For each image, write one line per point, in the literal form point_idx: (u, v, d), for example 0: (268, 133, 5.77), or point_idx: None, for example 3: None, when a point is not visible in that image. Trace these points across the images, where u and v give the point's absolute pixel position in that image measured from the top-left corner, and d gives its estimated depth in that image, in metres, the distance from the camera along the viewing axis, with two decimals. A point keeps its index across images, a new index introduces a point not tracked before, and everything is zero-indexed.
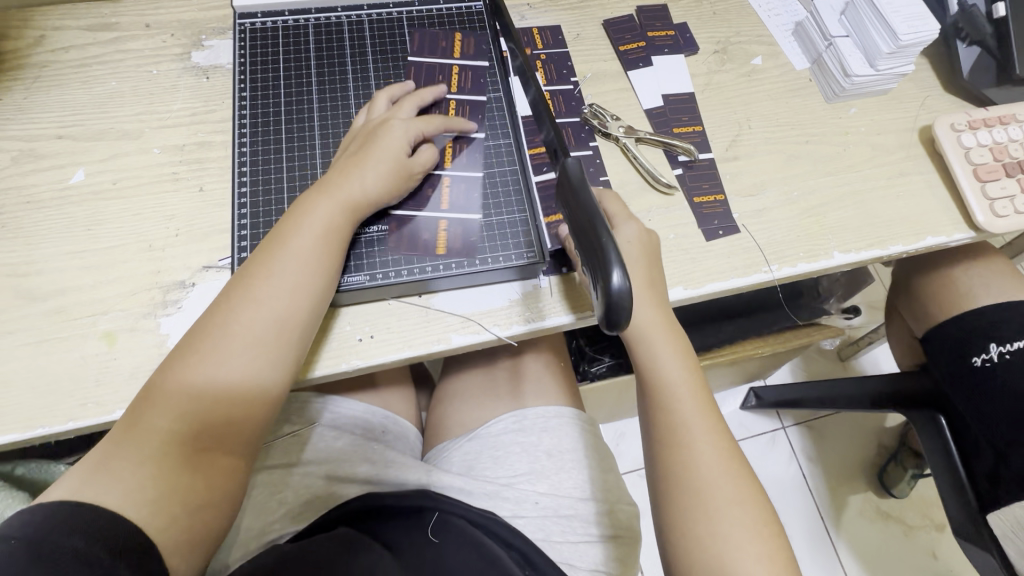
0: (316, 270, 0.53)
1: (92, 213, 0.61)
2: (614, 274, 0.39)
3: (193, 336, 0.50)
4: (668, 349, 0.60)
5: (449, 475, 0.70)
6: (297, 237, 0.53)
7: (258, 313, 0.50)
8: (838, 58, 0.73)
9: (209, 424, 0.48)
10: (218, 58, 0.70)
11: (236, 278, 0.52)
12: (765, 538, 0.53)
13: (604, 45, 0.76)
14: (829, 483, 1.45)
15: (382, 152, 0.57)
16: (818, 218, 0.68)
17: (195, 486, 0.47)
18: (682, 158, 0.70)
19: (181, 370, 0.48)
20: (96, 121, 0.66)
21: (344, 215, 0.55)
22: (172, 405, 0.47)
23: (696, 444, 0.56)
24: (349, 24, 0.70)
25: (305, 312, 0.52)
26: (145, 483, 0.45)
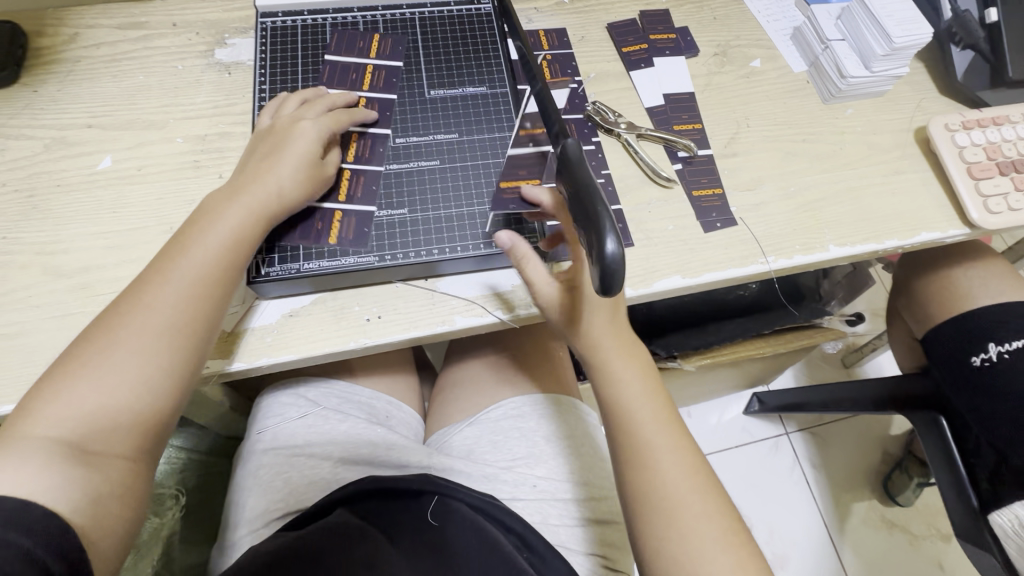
0: (219, 272, 0.53)
1: (117, 197, 0.65)
2: (610, 241, 0.42)
3: (80, 345, 0.48)
4: (625, 360, 0.60)
5: (451, 459, 0.72)
6: (200, 237, 0.53)
7: (154, 316, 0.49)
8: (834, 60, 0.75)
9: (102, 425, 0.46)
10: (240, 55, 0.74)
11: (131, 287, 0.51)
12: (734, 542, 0.52)
13: (607, 47, 0.79)
14: (833, 490, 1.44)
15: (291, 157, 0.58)
16: (814, 213, 0.70)
17: (97, 482, 0.44)
18: (681, 154, 0.72)
19: (71, 376, 0.46)
20: (124, 112, 0.70)
21: (252, 217, 0.55)
22: (59, 411, 0.45)
23: (660, 458, 0.55)
24: (363, 22, 0.74)
25: (208, 309, 0.51)
26: (36, 479, 0.42)
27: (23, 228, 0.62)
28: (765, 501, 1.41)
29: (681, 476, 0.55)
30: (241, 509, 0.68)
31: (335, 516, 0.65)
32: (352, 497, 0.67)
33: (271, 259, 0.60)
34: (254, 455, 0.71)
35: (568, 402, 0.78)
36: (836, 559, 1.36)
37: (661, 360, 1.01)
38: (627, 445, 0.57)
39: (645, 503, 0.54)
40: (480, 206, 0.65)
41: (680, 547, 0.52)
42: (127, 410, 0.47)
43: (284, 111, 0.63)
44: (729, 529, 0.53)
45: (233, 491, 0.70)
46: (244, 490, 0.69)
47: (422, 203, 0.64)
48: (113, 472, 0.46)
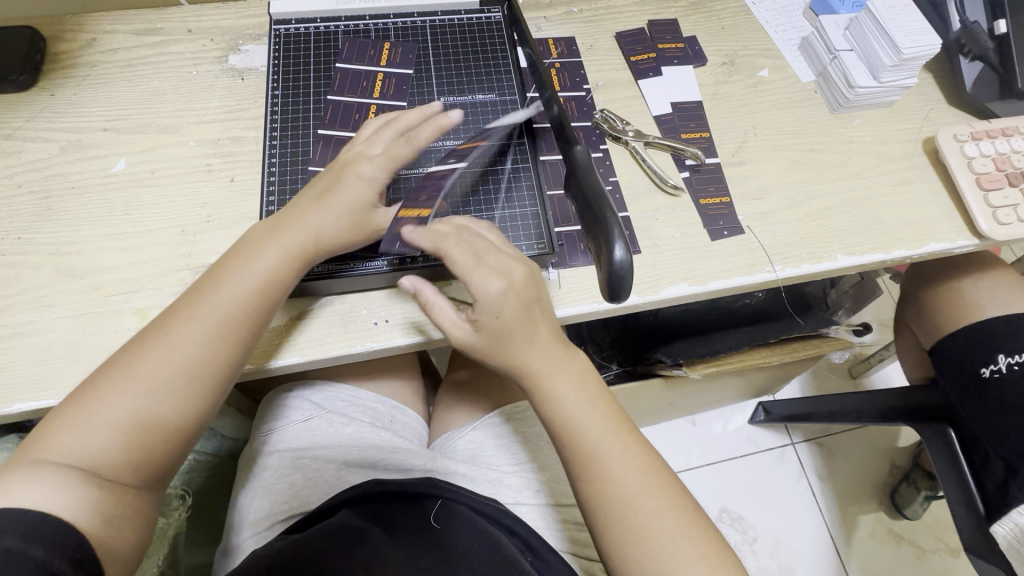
0: (247, 312, 0.53)
1: (131, 200, 0.66)
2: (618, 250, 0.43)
3: (105, 370, 0.50)
4: (564, 373, 0.57)
5: (454, 462, 0.72)
6: (229, 278, 0.53)
7: (176, 352, 0.50)
8: (842, 70, 0.75)
9: (118, 452, 0.48)
10: (253, 61, 0.75)
11: (161, 316, 0.52)
12: (696, 535, 0.53)
13: (616, 56, 0.80)
14: (840, 502, 1.42)
15: (338, 205, 0.56)
16: (821, 222, 0.70)
17: (109, 502, 0.47)
18: (689, 162, 0.72)
19: (91, 401, 0.48)
20: (138, 116, 0.71)
21: (289, 260, 0.54)
22: (78, 435, 0.47)
23: (616, 467, 0.55)
24: (375, 30, 0.75)
25: (225, 351, 0.52)
26: (53, 498, 0.45)
27: (38, 229, 0.63)
28: (771, 512, 1.40)
29: (636, 483, 0.54)
30: (243, 512, 0.68)
31: (337, 517, 0.65)
32: (353, 499, 0.67)
33: None
34: (259, 456, 0.72)
35: (522, 406, 0.76)
36: (842, 573, 1.34)
37: (667, 368, 1.00)
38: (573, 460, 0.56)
39: (607, 515, 0.54)
40: (488, 211, 0.65)
41: (647, 557, 0.52)
42: (141, 440, 0.49)
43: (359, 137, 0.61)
44: (690, 521, 0.54)
45: (237, 490, 0.71)
46: (248, 492, 0.69)
47: None
48: (124, 492, 0.48)
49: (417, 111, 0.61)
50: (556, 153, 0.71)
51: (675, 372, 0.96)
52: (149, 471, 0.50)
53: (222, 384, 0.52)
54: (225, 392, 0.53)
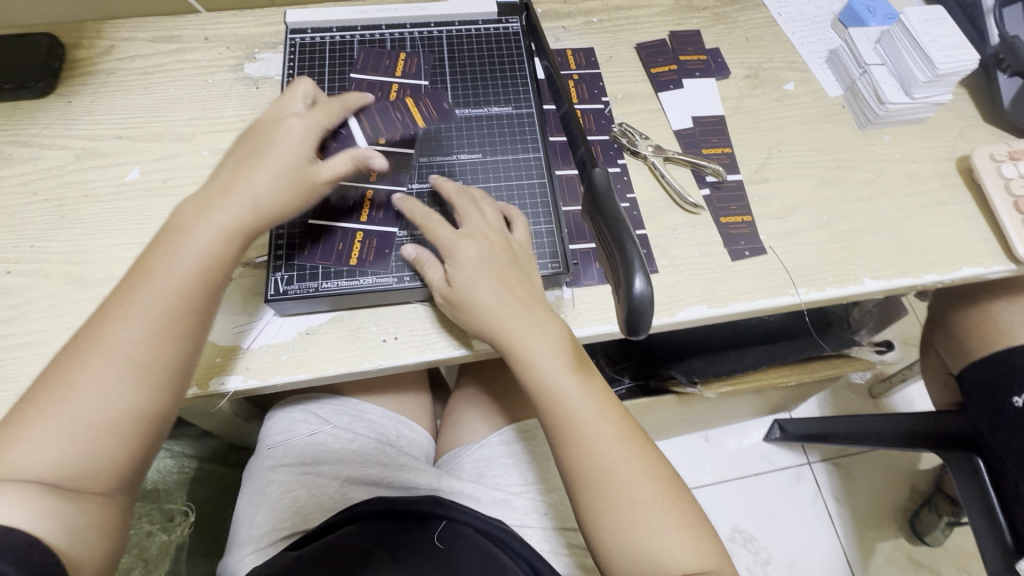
0: (186, 302, 0.50)
1: (143, 209, 0.65)
2: (637, 278, 0.40)
3: (43, 381, 0.47)
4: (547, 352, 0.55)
5: (460, 482, 0.70)
6: (166, 265, 0.50)
7: (118, 351, 0.47)
8: (873, 85, 0.72)
9: (71, 462, 0.45)
10: (268, 70, 0.75)
11: (93, 319, 0.49)
12: (670, 504, 0.52)
13: (636, 68, 0.78)
14: (857, 525, 1.38)
15: (269, 163, 0.54)
16: (848, 243, 0.67)
17: (74, 512, 0.45)
18: (710, 178, 0.70)
19: (33, 412, 0.46)
20: (153, 124, 0.70)
21: (225, 235, 0.52)
22: (24, 447, 0.44)
23: (597, 440, 0.53)
24: (391, 40, 0.74)
25: (177, 345, 0.49)
26: (7, 509, 0.42)
27: (51, 237, 0.63)
28: (784, 533, 1.36)
29: (617, 455, 0.53)
30: (245, 527, 0.68)
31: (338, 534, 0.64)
32: (357, 517, 0.66)
33: (289, 277, 0.59)
34: (263, 472, 0.71)
35: (536, 423, 0.74)
36: None
37: (681, 386, 0.97)
38: (552, 425, 0.55)
39: (583, 487, 0.53)
40: None
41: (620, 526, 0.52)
42: (100, 446, 0.46)
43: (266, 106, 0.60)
44: (664, 490, 0.53)
45: (241, 506, 0.70)
46: (251, 507, 0.69)
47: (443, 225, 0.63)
48: (88, 502, 0.46)
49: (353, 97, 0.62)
50: (571, 169, 0.70)
51: (688, 389, 0.93)
52: (110, 479, 0.47)
53: (176, 384, 0.50)
54: (182, 393, 0.51)
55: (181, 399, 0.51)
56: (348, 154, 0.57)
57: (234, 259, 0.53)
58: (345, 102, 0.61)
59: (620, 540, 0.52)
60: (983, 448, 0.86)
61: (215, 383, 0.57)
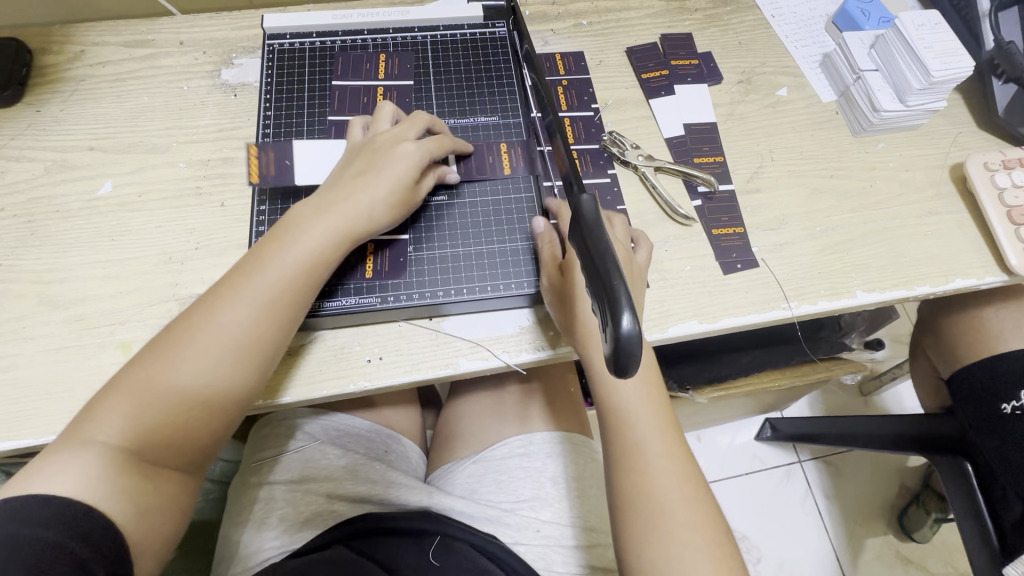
0: (287, 293, 0.52)
1: (117, 224, 0.63)
2: (624, 317, 0.36)
3: (150, 352, 0.50)
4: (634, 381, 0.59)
5: (451, 498, 0.69)
6: (278, 258, 0.53)
7: (222, 333, 0.50)
8: (866, 92, 0.71)
9: (157, 438, 0.47)
10: (246, 75, 0.72)
11: (203, 300, 0.52)
12: (719, 555, 0.52)
13: (626, 73, 0.76)
14: (847, 522, 1.39)
15: (387, 179, 0.56)
16: (840, 254, 0.66)
17: (147, 491, 0.47)
18: (701, 188, 0.69)
19: (134, 384, 0.48)
20: (126, 134, 0.68)
21: (337, 239, 0.55)
22: (123, 420, 0.47)
23: (655, 473, 0.55)
24: (373, 44, 0.71)
25: (273, 333, 0.52)
26: (88, 484, 0.44)
27: (20, 255, 0.61)
28: (775, 531, 1.37)
29: (675, 494, 0.54)
30: (231, 545, 0.66)
31: (330, 553, 0.63)
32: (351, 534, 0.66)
33: None
34: (249, 489, 0.69)
35: (587, 443, 0.74)
36: None
37: (672, 392, 0.96)
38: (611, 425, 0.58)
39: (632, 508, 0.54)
40: (488, 245, 0.62)
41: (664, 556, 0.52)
42: (188, 422, 0.48)
43: (379, 125, 0.61)
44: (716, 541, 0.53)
45: (227, 525, 0.68)
46: (237, 525, 0.67)
47: (428, 241, 0.62)
48: (161, 482, 0.48)
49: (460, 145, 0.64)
50: None
51: (680, 396, 0.93)
52: (186, 458, 0.49)
53: (262, 371, 0.52)
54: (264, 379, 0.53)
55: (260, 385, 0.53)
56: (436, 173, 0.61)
57: (336, 264, 0.56)
58: (455, 142, 0.63)
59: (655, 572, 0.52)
60: (971, 452, 0.86)
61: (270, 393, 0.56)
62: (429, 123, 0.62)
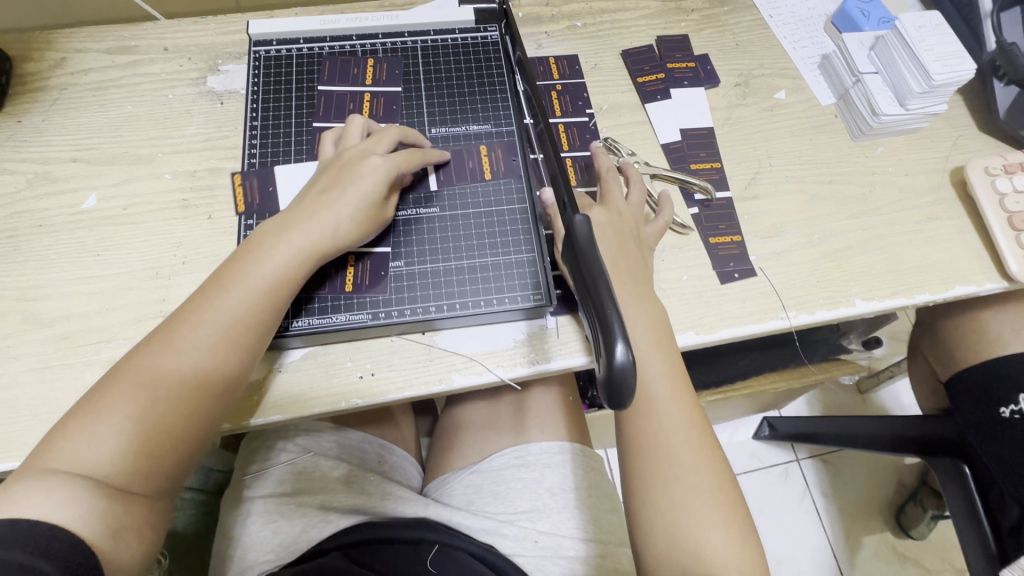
0: (256, 308, 0.51)
1: (102, 239, 0.62)
2: (618, 347, 0.36)
3: (111, 378, 0.48)
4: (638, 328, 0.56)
5: (449, 509, 0.68)
6: (245, 275, 0.51)
7: (190, 352, 0.49)
8: (866, 96, 0.70)
9: (127, 460, 0.45)
10: (232, 83, 0.70)
11: (165, 323, 0.50)
12: (723, 501, 0.52)
13: (622, 76, 0.74)
14: (844, 520, 1.39)
15: (353, 195, 0.55)
16: (839, 262, 0.66)
17: (121, 512, 0.44)
18: (698, 196, 0.68)
19: (99, 408, 0.46)
20: (110, 145, 0.66)
21: (305, 255, 0.54)
22: (85, 446, 0.45)
23: (661, 424, 0.54)
24: (362, 50, 0.70)
25: (241, 351, 0.51)
26: (58, 507, 0.41)
27: (3, 272, 0.59)
28: (772, 529, 1.37)
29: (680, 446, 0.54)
30: (224, 559, 0.65)
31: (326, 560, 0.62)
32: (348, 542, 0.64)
33: None
34: (239, 504, 0.68)
35: (594, 455, 0.74)
36: None
37: None
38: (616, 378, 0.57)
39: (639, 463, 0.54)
40: (480, 258, 0.61)
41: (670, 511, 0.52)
42: (156, 444, 0.47)
43: (347, 139, 0.60)
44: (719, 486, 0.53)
45: (218, 540, 0.67)
46: (230, 539, 0.66)
47: (418, 255, 0.61)
48: (135, 505, 0.45)
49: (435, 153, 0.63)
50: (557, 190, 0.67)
51: None
52: (158, 481, 0.47)
53: (232, 388, 0.51)
54: (235, 396, 0.51)
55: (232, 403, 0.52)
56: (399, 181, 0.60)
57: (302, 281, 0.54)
58: (426, 153, 0.61)
59: (659, 515, 0.52)
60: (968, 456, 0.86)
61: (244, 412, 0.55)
62: (399, 134, 0.61)
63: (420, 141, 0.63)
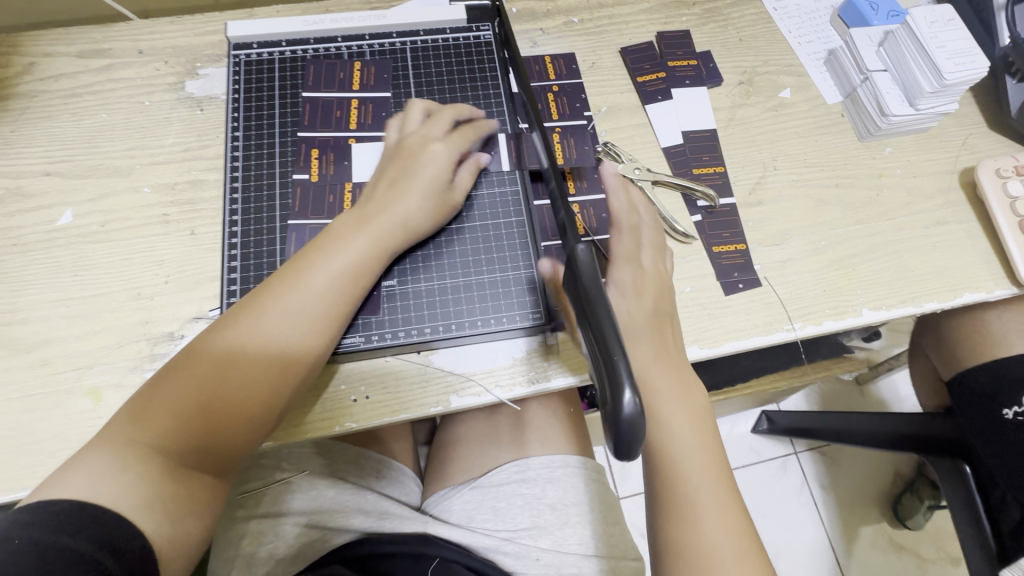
0: (331, 300, 0.51)
1: (79, 257, 0.59)
2: (625, 391, 0.34)
3: (187, 359, 0.47)
4: (681, 414, 0.51)
5: (448, 526, 0.66)
6: (323, 265, 0.51)
7: (267, 338, 0.48)
8: (875, 95, 0.67)
9: (196, 442, 0.45)
10: (212, 88, 0.67)
11: (243, 304, 0.50)
12: None
13: (621, 75, 0.71)
14: (842, 512, 1.40)
15: (423, 182, 0.55)
16: (845, 271, 0.64)
17: (179, 499, 0.44)
18: (701, 203, 0.65)
19: (175, 388, 0.46)
20: (85, 157, 0.63)
21: (380, 246, 0.53)
22: (156, 422, 0.45)
23: (699, 506, 0.48)
24: (349, 53, 0.67)
25: (315, 340, 0.50)
26: (125, 491, 0.42)
27: None
28: (771, 523, 1.38)
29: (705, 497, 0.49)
30: None
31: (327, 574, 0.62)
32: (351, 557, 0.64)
33: None
34: (233, 525, 0.66)
35: (594, 466, 0.72)
36: None
37: None
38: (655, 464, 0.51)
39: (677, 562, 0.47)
40: (478, 275, 0.59)
41: None
42: (227, 428, 0.47)
43: (405, 124, 0.60)
44: None
45: (213, 562, 0.66)
46: (224, 561, 0.64)
47: (413, 272, 0.58)
48: (199, 489, 0.46)
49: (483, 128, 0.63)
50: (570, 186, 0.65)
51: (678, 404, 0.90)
52: (222, 466, 0.47)
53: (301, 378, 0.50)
54: (302, 387, 0.51)
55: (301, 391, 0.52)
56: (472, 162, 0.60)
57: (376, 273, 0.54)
58: (477, 130, 0.61)
59: None
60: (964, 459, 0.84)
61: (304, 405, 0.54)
62: (454, 114, 0.61)
63: (473, 115, 0.63)
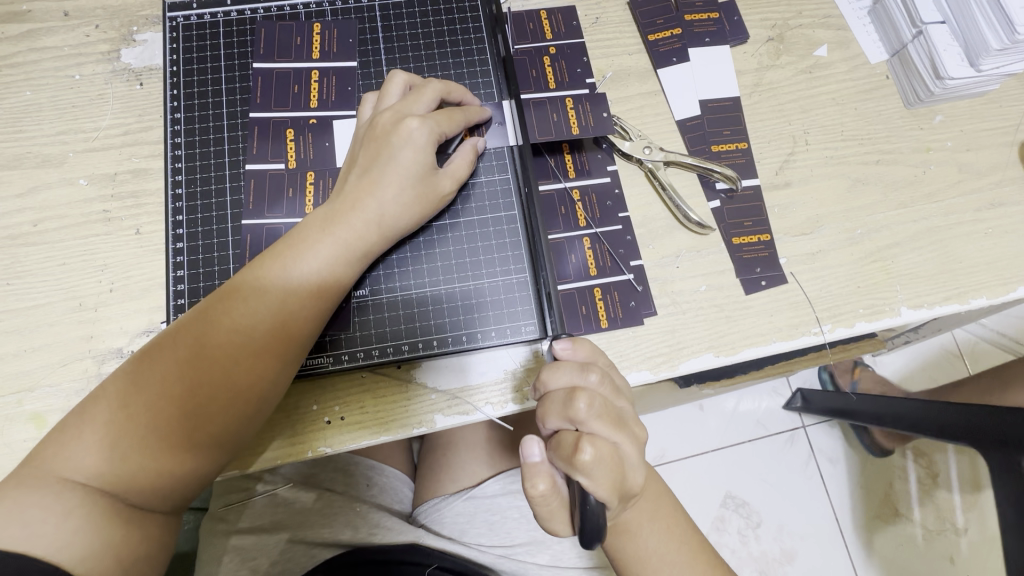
0: (295, 318, 0.43)
1: (11, 263, 0.52)
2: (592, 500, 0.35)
3: (133, 385, 0.41)
4: (666, 521, 0.46)
5: (440, 541, 0.62)
6: (284, 275, 0.43)
7: (221, 363, 0.41)
8: (929, 53, 0.57)
9: (146, 479, 0.40)
10: (152, 57, 0.57)
11: (194, 320, 0.43)
12: None
13: (629, 32, 0.61)
14: (838, 480, 1.03)
15: (398, 172, 0.46)
16: (883, 263, 0.56)
17: (121, 543, 0.38)
18: (720, 185, 0.57)
19: (119, 421, 0.40)
20: (10, 144, 0.55)
21: (353, 253, 0.45)
22: (99, 457, 0.39)
23: None
24: (306, 12, 0.57)
25: (279, 363, 0.43)
26: (69, 537, 0.37)
27: None
28: (784, 518, 1.01)
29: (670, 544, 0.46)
30: None
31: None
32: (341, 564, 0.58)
33: None
34: (214, 538, 0.62)
35: None
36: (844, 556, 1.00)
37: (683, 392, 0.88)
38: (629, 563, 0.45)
39: None
40: (461, 283, 0.52)
41: None
42: (181, 463, 0.41)
43: (383, 100, 0.50)
44: None
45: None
46: None
47: (387, 280, 0.51)
48: (151, 527, 0.41)
49: (476, 112, 0.52)
50: (569, 171, 0.57)
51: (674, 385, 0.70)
52: (176, 499, 0.42)
53: (266, 404, 0.44)
54: (268, 412, 0.45)
55: (273, 410, 0.46)
56: (468, 146, 0.51)
57: (348, 285, 0.46)
58: (468, 112, 0.51)
59: None
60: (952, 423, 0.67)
61: (269, 431, 0.49)
62: (443, 90, 0.50)
63: (466, 96, 0.53)
